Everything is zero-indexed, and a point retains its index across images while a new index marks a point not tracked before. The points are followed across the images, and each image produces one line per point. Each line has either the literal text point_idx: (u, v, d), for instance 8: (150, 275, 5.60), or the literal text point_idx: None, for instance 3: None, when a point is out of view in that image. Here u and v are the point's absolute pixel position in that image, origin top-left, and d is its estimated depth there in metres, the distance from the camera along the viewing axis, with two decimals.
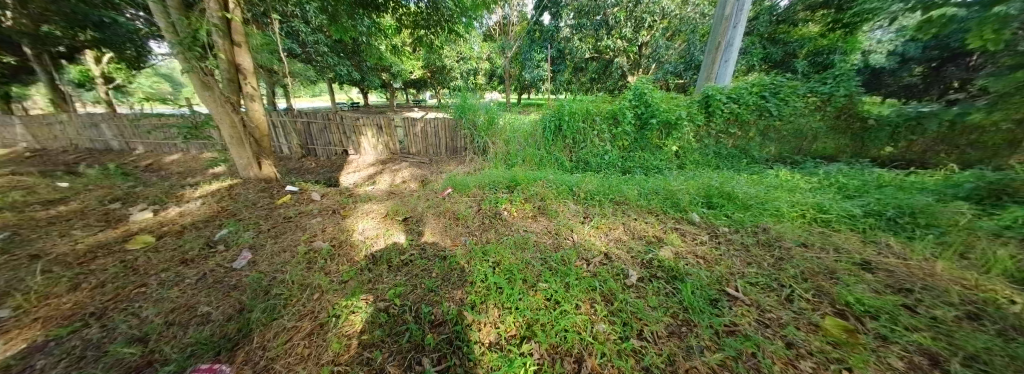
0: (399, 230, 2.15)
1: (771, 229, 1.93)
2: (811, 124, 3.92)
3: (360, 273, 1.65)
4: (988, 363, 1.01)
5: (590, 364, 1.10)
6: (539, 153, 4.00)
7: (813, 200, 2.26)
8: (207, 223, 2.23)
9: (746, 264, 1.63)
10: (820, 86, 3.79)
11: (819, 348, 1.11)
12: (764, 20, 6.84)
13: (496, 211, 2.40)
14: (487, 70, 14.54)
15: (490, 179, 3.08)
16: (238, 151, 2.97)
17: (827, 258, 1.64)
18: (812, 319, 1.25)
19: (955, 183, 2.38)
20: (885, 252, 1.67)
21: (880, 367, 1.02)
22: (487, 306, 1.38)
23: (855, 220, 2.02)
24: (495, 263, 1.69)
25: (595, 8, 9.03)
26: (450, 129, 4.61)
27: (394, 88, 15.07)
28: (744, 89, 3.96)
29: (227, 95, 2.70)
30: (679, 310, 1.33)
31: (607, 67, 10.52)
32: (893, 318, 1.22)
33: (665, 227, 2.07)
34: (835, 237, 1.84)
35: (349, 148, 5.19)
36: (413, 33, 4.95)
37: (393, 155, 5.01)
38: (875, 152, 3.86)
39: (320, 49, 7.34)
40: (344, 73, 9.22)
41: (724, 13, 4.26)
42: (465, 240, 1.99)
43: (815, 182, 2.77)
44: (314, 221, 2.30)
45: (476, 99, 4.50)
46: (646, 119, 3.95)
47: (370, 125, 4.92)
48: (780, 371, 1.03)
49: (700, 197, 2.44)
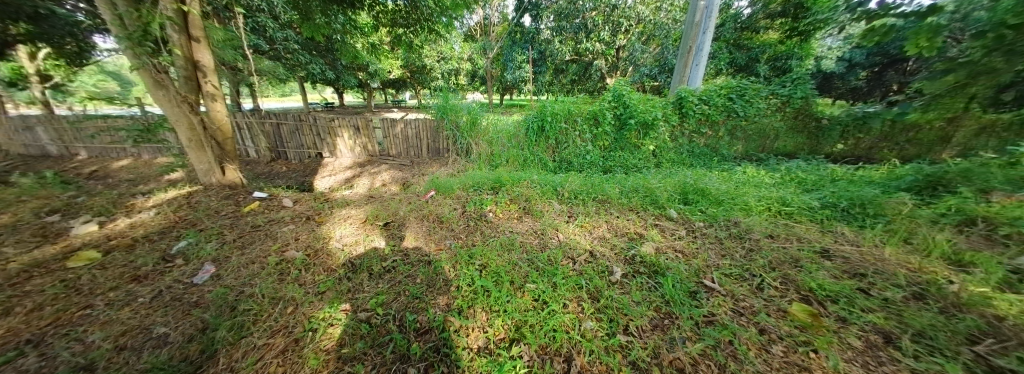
0: (379, 235, 2.07)
1: (741, 222, 2.06)
2: (773, 124, 4.22)
3: (339, 283, 1.57)
4: (934, 338, 1.12)
5: (580, 363, 1.10)
6: (524, 153, 4.03)
7: (777, 195, 2.43)
8: (162, 235, 2.02)
9: (721, 256, 1.72)
10: (781, 89, 4.10)
11: (789, 333, 1.19)
12: (730, 27, 7.19)
13: (480, 213, 2.38)
14: (468, 70, 14.44)
15: (474, 180, 3.04)
16: (198, 156, 2.73)
17: (792, 247, 1.77)
18: (782, 305, 1.34)
19: (897, 177, 2.64)
20: (841, 240, 1.82)
21: (842, 347, 1.11)
22: (475, 311, 1.35)
23: (814, 211, 2.20)
24: (481, 266, 1.66)
25: (574, 11, 9.29)
26: (432, 130, 4.51)
27: (371, 88, 14.58)
28: (714, 90, 4.20)
29: (184, 94, 2.48)
30: (662, 303, 1.37)
31: (586, 70, 10.76)
32: (851, 301, 1.33)
33: (646, 223, 2.14)
34: (798, 228, 1.98)
35: (323, 150, 4.93)
36: (390, 31, 4.82)
37: (372, 158, 4.83)
38: (828, 149, 4.23)
39: (291, 46, 6.99)
40: (317, 72, 8.81)
41: (694, 20, 4.50)
42: (449, 244, 1.94)
43: (778, 178, 2.98)
44: (286, 229, 2.16)
45: (458, 99, 4.45)
46: (625, 119, 4.07)
47: (347, 126, 4.71)
48: (755, 356, 1.09)
49: (678, 193, 2.55)
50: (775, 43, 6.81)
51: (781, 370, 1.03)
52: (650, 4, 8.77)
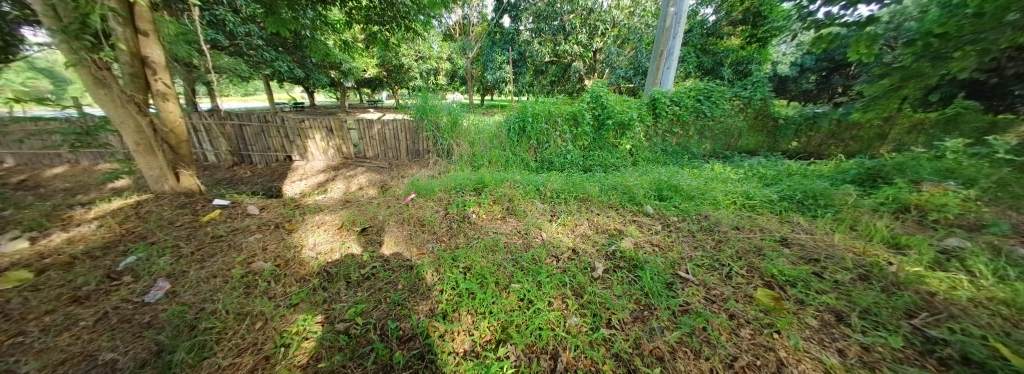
0: (357, 241, 1.99)
1: (711, 216, 2.19)
2: (736, 124, 4.54)
3: (313, 293, 1.48)
4: (877, 314, 1.26)
5: (566, 359, 1.12)
6: (506, 154, 4.04)
7: (742, 189, 2.61)
8: (107, 250, 1.81)
9: (694, 248, 1.82)
10: (743, 91, 4.43)
11: (755, 316, 1.28)
12: (697, 32, 7.58)
13: (463, 215, 2.35)
14: (447, 70, 14.23)
15: (456, 181, 3.00)
16: (147, 162, 2.46)
17: (756, 237, 1.91)
18: (748, 291, 1.44)
19: (843, 170, 2.93)
20: (798, 229, 1.99)
21: (800, 326, 1.21)
22: (459, 314, 1.33)
23: (773, 204, 2.39)
24: (466, 269, 1.64)
25: (553, 13, 9.49)
26: (411, 131, 4.39)
27: (345, 87, 13.96)
28: (684, 92, 4.45)
29: (130, 93, 2.23)
30: (641, 296, 1.43)
31: (565, 71, 10.98)
32: (807, 285, 1.46)
33: (625, 220, 2.22)
34: (760, 219, 2.14)
35: (293, 153, 4.63)
36: (365, 29, 4.65)
37: (347, 160, 4.61)
38: (785, 146, 4.63)
39: (256, 42, 6.54)
40: (284, 70, 8.30)
41: (665, 25, 4.73)
42: (432, 247, 1.90)
43: (742, 173, 3.20)
44: (253, 238, 2.01)
45: (437, 99, 4.36)
46: (604, 120, 4.20)
47: (319, 128, 4.47)
48: (726, 340, 1.16)
49: (653, 190, 2.66)
50: (736, 49, 7.34)
51: (749, 351, 1.11)
52: (624, 9, 9.12)
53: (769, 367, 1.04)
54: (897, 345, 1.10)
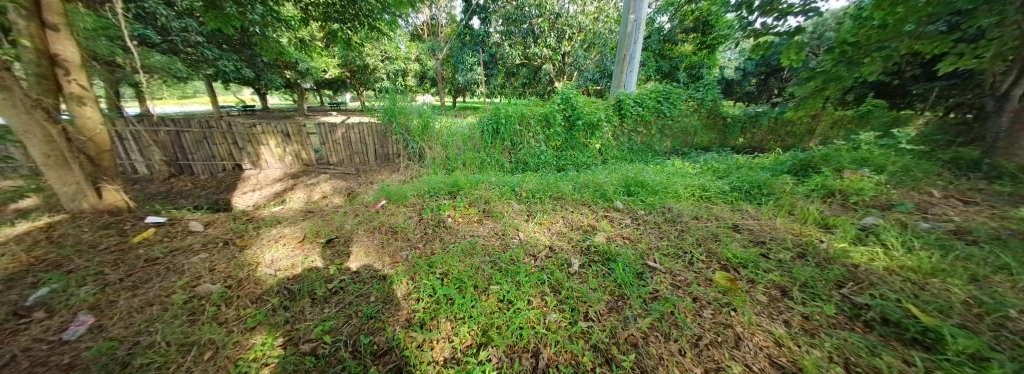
0: (322, 254, 1.86)
1: (673, 208, 2.37)
2: (692, 123, 4.95)
3: (273, 314, 1.36)
4: (812, 287, 1.44)
5: (547, 355, 1.13)
6: (480, 156, 4.02)
7: (699, 182, 2.84)
8: (6, 282, 1.51)
9: (660, 239, 1.95)
10: (696, 93, 4.86)
11: (714, 298, 1.40)
12: (655, 39, 8.13)
13: (439, 219, 2.30)
14: (416, 71, 13.81)
15: (429, 185, 2.93)
16: (59, 177, 2.09)
17: (712, 225, 2.10)
18: (707, 275, 1.57)
19: (781, 162, 3.32)
20: (747, 216, 2.22)
21: (752, 303, 1.35)
22: (438, 322, 1.29)
23: (726, 194, 2.64)
24: (443, 275, 1.61)
25: (521, 16, 9.64)
26: (378, 135, 4.20)
27: (303, 88, 12.96)
28: (645, 94, 4.76)
29: (38, 98, 1.91)
30: (615, 287, 1.50)
31: (536, 73, 11.18)
32: (756, 265, 1.63)
33: (597, 216, 2.32)
34: (715, 209, 2.35)
35: (243, 160, 4.20)
36: (324, 26, 4.38)
37: (308, 167, 4.28)
38: (733, 142, 5.14)
39: (195, 39, 5.87)
40: (230, 70, 7.51)
41: (626, 31, 5.02)
42: (406, 255, 1.83)
43: (699, 168, 3.49)
44: (197, 258, 1.79)
45: (406, 101, 4.21)
46: (574, 120, 4.35)
47: (274, 133, 4.10)
48: (692, 322, 1.26)
49: (622, 186, 2.81)
50: (689, 55, 8.01)
51: (711, 329, 1.22)
52: (589, 14, 9.51)
53: (729, 343, 1.15)
54: (830, 312, 1.27)
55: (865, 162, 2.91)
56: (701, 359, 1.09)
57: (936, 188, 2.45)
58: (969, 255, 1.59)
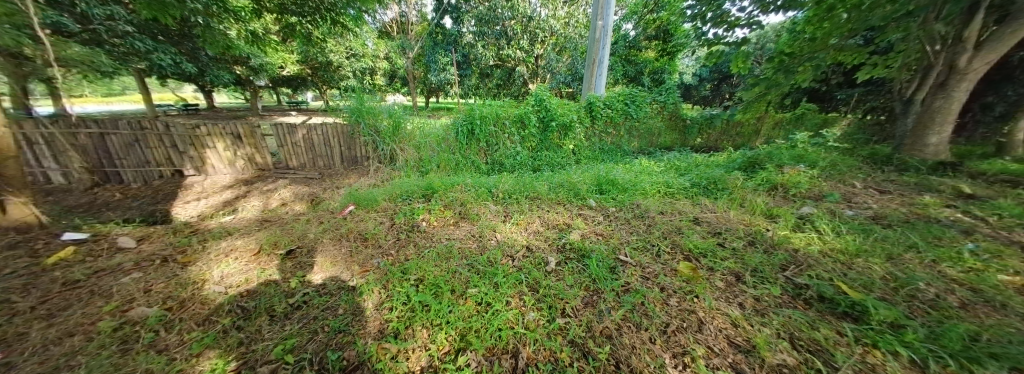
0: (281, 267, 1.72)
1: (641, 204, 2.50)
2: (656, 124, 5.28)
3: (223, 337, 1.22)
4: (762, 271, 1.60)
5: (526, 354, 1.13)
6: (454, 157, 3.97)
7: (664, 180, 3.03)
8: None
9: (630, 234, 2.05)
10: (659, 97, 5.23)
11: (680, 286, 1.50)
12: (621, 45, 8.56)
13: (413, 224, 2.23)
14: (385, 69, 13.26)
15: (402, 189, 2.82)
16: None
17: (675, 218, 2.25)
18: (673, 266, 1.67)
19: (732, 160, 3.65)
20: (706, 209, 2.40)
21: (712, 290, 1.47)
22: (413, 330, 1.24)
23: (687, 190, 2.84)
24: (418, 281, 1.55)
25: (494, 18, 9.66)
26: (344, 136, 3.95)
27: (257, 86, 11.88)
28: (614, 97, 4.99)
29: None
30: (590, 282, 1.55)
31: (509, 75, 11.25)
32: (714, 254, 1.77)
33: (572, 214, 2.38)
34: (678, 204, 2.52)
35: (185, 165, 3.73)
36: (281, 19, 4.14)
37: (264, 172, 3.91)
38: (692, 141, 5.56)
39: (123, 28, 5.10)
40: (167, 64, 6.69)
41: (595, 36, 5.23)
42: (378, 263, 1.74)
43: (663, 166, 3.72)
44: (128, 279, 1.57)
45: (375, 101, 4.02)
46: (548, 122, 4.44)
47: (222, 135, 3.70)
48: (660, 310, 1.33)
49: (594, 185, 2.92)
50: (652, 61, 8.53)
51: (678, 316, 1.30)
52: (560, 19, 9.76)
53: (693, 327, 1.23)
54: (777, 293, 1.42)
55: (801, 159, 3.29)
56: (670, 345, 1.15)
57: (857, 180, 2.83)
58: (884, 237, 1.86)
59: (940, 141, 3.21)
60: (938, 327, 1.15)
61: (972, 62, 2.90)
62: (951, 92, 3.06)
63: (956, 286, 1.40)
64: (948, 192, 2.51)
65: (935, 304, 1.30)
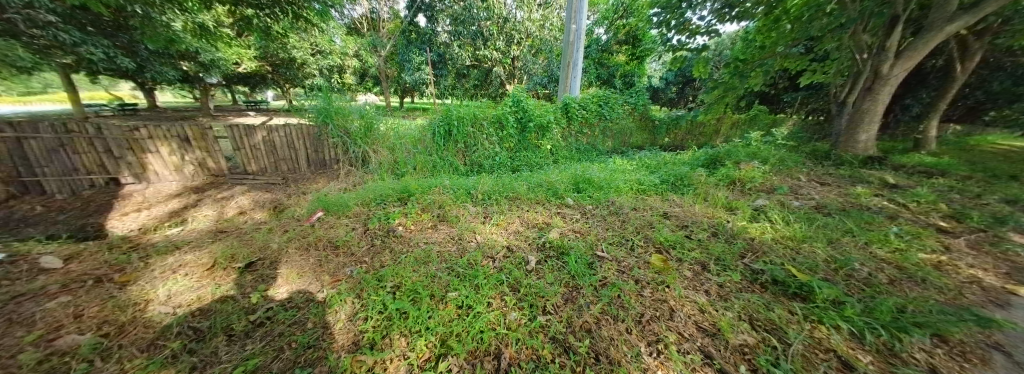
0: (239, 282, 1.58)
1: (616, 201, 2.60)
2: (628, 124, 5.52)
3: (171, 362, 1.09)
4: (725, 260, 1.72)
5: (509, 354, 1.12)
6: (432, 158, 3.89)
7: (636, 178, 3.17)
8: None
9: (606, 230, 2.13)
10: (631, 99, 5.53)
11: (653, 278, 1.57)
12: (594, 48, 8.85)
13: (388, 228, 2.15)
14: (355, 68, 12.65)
15: (376, 192, 2.70)
16: None
17: (647, 214, 2.36)
18: (646, 259, 1.76)
19: (697, 157, 3.90)
20: (675, 204, 2.55)
21: (682, 280, 1.55)
22: (391, 339, 1.18)
23: (657, 186, 3.00)
24: (394, 288, 1.50)
25: (469, 18, 9.62)
26: (311, 138, 3.71)
27: (208, 83, 10.85)
28: (589, 99, 5.15)
29: None
30: (570, 279, 1.58)
31: (486, 75, 11.21)
32: (683, 246, 1.88)
33: (551, 213, 2.42)
34: (650, 200, 2.65)
35: (121, 172, 3.24)
36: (234, 11, 3.86)
37: (217, 178, 3.56)
38: (661, 140, 5.87)
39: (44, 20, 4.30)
40: (98, 59, 5.95)
41: (570, 39, 5.37)
42: (351, 271, 1.65)
43: (636, 165, 3.89)
44: (53, 304, 1.36)
45: (344, 100, 3.83)
46: (526, 123, 4.48)
47: (167, 138, 3.32)
48: (636, 302, 1.39)
49: (572, 184, 2.98)
50: (623, 64, 8.92)
51: (651, 306, 1.37)
52: (535, 22, 9.88)
53: (665, 316, 1.30)
54: (737, 279, 1.54)
55: (756, 155, 3.60)
56: (645, 334, 1.20)
57: (802, 174, 3.15)
58: (825, 223, 2.09)
59: (868, 138, 3.66)
60: (872, 302, 1.32)
61: (893, 69, 3.33)
62: (876, 95, 3.50)
63: (884, 265, 1.61)
64: (875, 183, 2.87)
65: (869, 281, 1.48)
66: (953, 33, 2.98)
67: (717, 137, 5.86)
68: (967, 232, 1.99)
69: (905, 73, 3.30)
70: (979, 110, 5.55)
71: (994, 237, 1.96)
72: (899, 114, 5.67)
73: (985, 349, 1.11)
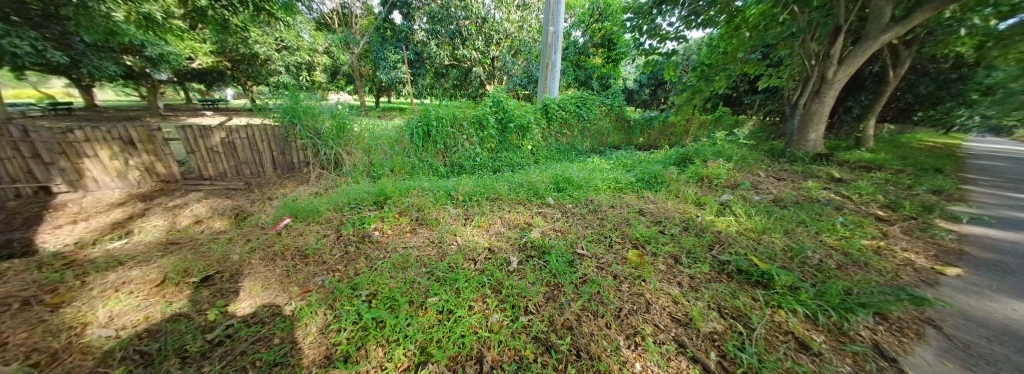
0: (194, 298, 1.44)
1: (594, 200, 2.67)
2: (605, 124, 5.70)
3: None
4: (695, 253, 1.82)
5: (491, 357, 1.11)
6: (410, 160, 3.79)
7: (613, 176, 3.28)
8: None
9: (585, 228, 2.18)
10: (607, 100, 5.71)
11: (630, 272, 1.63)
12: (572, 50, 9.03)
13: (364, 234, 2.06)
14: (326, 65, 12.00)
15: (350, 196, 2.59)
16: None
17: (624, 211, 2.44)
18: (623, 255, 1.82)
19: (668, 156, 4.10)
20: (649, 201, 2.66)
21: (657, 274, 1.61)
22: (367, 351, 1.13)
23: (633, 184, 3.11)
24: (370, 296, 1.44)
25: (446, 16, 9.48)
26: (276, 140, 3.47)
27: (156, 80, 9.85)
28: (567, 100, 5.26)
29: None
30: (551, 277, 1.60)
31: (466, 75, 11.13)
32: (658, 241, 1.97)
33: (532, 212, 2.44)
34: (626, 197, 2.75)
35: (53, 180, 2.82)
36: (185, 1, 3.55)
37: (169, 184, 3.20)
38: (636, 139, 6.11)
39: None
40: (22, 53, 5.28)
41: (548, 41, 5.43)
42: (322, 281, 1.57)
43: (613, 164, 4.01)
44: None
45: (314, 99, 3.62)
46: (506, 123, 4.49)
47: (107, 140, 2.92)
48: (614, 297, 1.43)
49: (552, 183, 3.03)
50: (600, 66, 9.19)
51: (629, 300, 1.41)
52: (513, 23, 9.91)
53: (642, 309, 1.35)
54: (707, 270, 1.63)
55: (721, 154, 3.85)
56: (623, 328, 1.24)
57: (761, 170, 3.41)
58: (782, 215, 2.27)
59: (816, 137, 4.03)
60: (823, 286, 1.45)
61: (837, 74, 3.69)
62: (823, 98, 3.85)
63: (834, 252, 1.78)
64: (823, 178, 3.16)
65: (820, 267, 1.63)
66: (887, 41, 3.35)
67: (687, 136, 6.19)
68: (900, 220, 2.24)
69: (846, 78, 3.66)
70: (909, 109, 6.64)
71: (920, 223, 2.22)
72: (843, 115, 6.30)
73: (917, 324, 1.25)
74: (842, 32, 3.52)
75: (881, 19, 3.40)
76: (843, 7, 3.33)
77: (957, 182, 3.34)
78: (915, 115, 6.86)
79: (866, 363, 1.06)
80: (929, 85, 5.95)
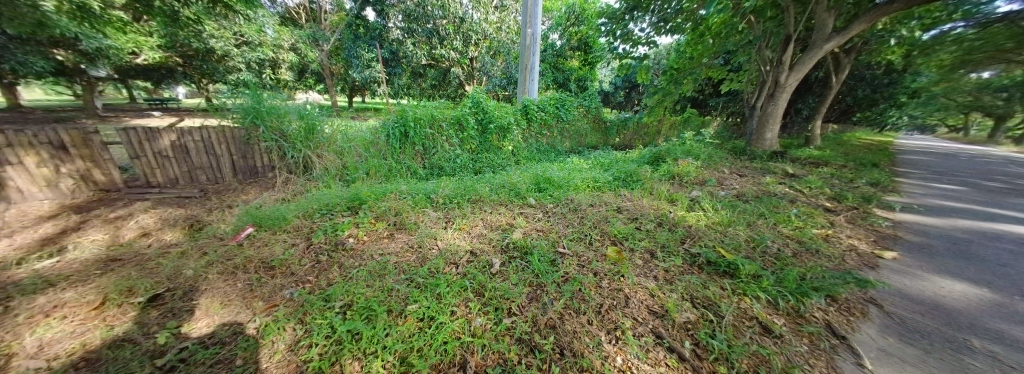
0: (143, 319, 1.30)
1: (574, 199, 2.72)
2: (583, 124, 5.84)
3: None
4: (669, 247, 1.90)
5: (475, 362, 1.09)
6: (386, 162, 3.65)
7: (592, 175, 3.37)
8: None
9: (567, 227, 2.21)
10: (586, 102, 5.89)
11: (609, 269, 1.67)
12: (550, 53, 9.20)
13: (337, 241, 1.95)
14: (292, 63, 11.26)
15: (322, 202, 2.45)
16: None
17: (603, 209, 2.52)
18: (603, 251, 1.87)
19: (642, 155, 4.28)
20: (626, 199, 2.75)
21: (636, 270, 1.66)
22: (342, 365, 1.07)
23: (610, 182, 3.21)
24: (345, 307, 1.36)
25: (423, 15, 9.28)
26: (236, 143, 3.21)
27: (94, 76, 8.82)
28: (546, 101, 5.33)
29: None
30: (533, 278, 1.60)
31: (444, 75, 10.99)
32: (635, 237, 2.03)
33: (513, 214, 2.44)
34: (605, 196, 2.83)
35: None
36: None
37: (109, 193, 2.83)
38: (613, 139, 6.30)
39: None
40: None
41: (526, 43, 5.47)
42: (291, 294, 1.47)
43: (591, 163, 4.12)
44: None
45: (279, 98, 3.38)
46: (486, 124, 4.48)
47: (34, 145, 2.55)
48: (595, 294, 1.46)
49: (533, 184, 3.05)
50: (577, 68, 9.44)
51: (609, 296, 1.45)
52: (492, 23, 9.89)
53: (622, 304, 1.39)
54: (679, 263, 1.71)
55: (690, 152, 4.08)
56: (605, 323, 1.27)
57: (725, 167, 3.66)
58: (744, 209, 2.45)
59: (772, 137, 4.38)
60: (781, 273, 1.57)
61: (788, 79, 4.03)
62: (777, 101, 4.18)
63: (790, 241, 1.94)
64: (779, 173, 3.44)
65: (779, 255, 1.77)
66: (829, 50, 3.71)
67: (660, 135, 6.47)
68: (844, 211, 2.49)
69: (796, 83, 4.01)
70: (849, 110, 7.37)
71: (861, 213, 2.48)
72: (794, 116, 6.90)
73: (862, 304, 1.39)
74: (791, 41, 3.86)
75: (824, 29, 3.76)
76: (792, 18, 3.65)
77: (890, 175, 3.77)
78: (855, 116, 7.64)
79: (820, 342, 1.16)
80: (865, 89, 6.65)
